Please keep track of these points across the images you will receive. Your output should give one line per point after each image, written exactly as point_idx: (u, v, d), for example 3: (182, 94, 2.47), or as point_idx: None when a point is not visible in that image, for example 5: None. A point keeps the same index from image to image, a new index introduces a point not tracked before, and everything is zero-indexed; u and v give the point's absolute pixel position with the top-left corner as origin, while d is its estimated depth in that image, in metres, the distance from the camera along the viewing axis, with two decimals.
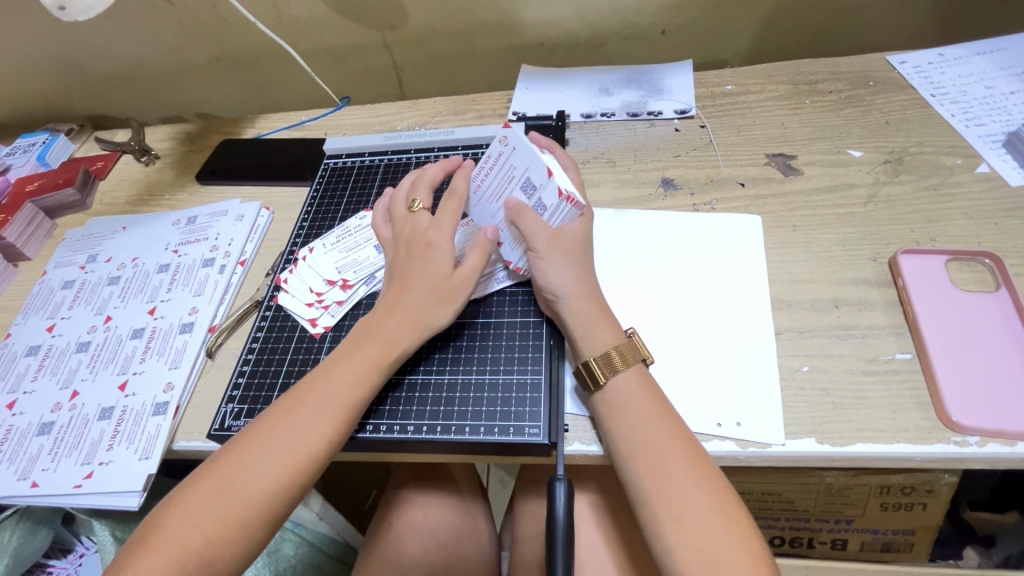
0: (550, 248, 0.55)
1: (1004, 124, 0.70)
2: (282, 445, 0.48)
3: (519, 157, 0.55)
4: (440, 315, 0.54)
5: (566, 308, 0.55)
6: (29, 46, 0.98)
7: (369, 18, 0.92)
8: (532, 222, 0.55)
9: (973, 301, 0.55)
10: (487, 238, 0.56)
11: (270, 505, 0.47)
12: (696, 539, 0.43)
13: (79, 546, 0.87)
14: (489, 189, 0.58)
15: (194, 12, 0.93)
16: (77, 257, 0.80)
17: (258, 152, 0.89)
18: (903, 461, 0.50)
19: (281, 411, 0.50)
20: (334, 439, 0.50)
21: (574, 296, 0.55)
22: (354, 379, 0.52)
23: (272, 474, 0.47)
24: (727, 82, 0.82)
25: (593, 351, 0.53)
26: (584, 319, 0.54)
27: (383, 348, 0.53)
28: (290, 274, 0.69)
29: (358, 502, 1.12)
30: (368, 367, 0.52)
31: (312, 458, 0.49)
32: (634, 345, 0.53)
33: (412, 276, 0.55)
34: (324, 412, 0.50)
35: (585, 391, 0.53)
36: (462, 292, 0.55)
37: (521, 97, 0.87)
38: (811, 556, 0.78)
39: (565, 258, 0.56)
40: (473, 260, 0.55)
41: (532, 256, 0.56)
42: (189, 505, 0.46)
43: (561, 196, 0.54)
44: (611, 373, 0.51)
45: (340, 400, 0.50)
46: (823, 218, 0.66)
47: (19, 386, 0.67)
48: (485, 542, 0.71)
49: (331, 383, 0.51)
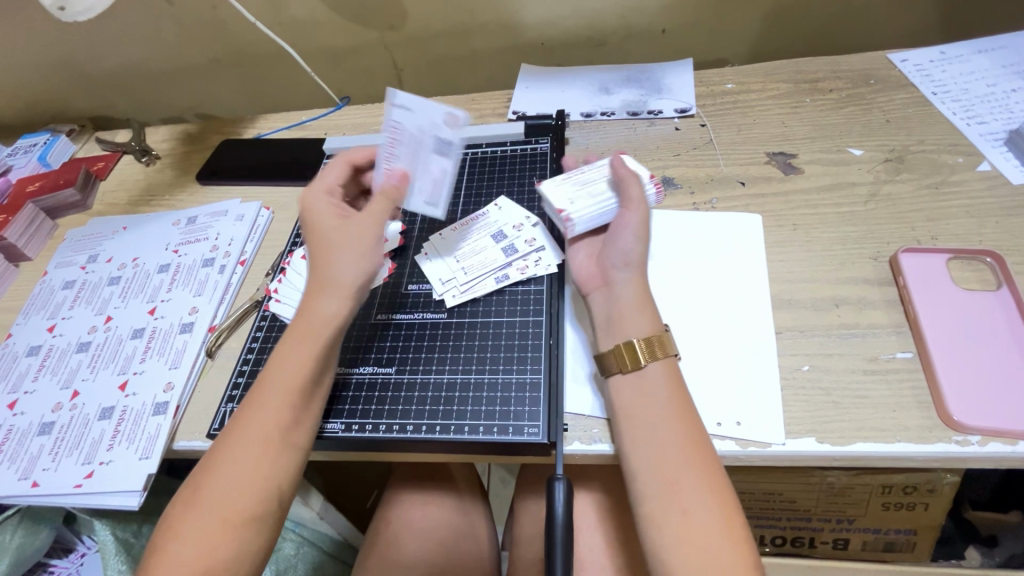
0: (642, 223, 0.58)
1: (1006, 122, 0.70)
2: (247, 439, 0.48)
3: (622, 165, 0.65)
4: (348, 263, 0.54)
5: (625, 275, 0.56)
6: (30, 48, 0.98)
7: (369, 18, 0.92)
8: (641, 187, 0.60)
9: (974, 299, 0.55)
10: (393, 185, 0.56)
11: (255, 502, 0.47)
12: (697, 542, 0.43)
13: (81, 545, 0.88)
14: (581, 176, 0.64)
15: (195, 13, 0.94)
16: (78, 258, 0.80)
17: (258, 152, 0.89)
18: (905, 461, 0.49)
19: (245, 408, 0.50)
20: (288, 423, 0.49)
21: (639, 273, 0.56)
22: (296, 360, 0.51)
23: (247, 470, 0.47)
24: (728, 81, 0.82)
25: (632, 331, 0.53)
26: (639, 295, 0.55)
27: (313, 323, 0.53)
28: (279, 283, 0.68)
29: (360, 501, 1.12)
30: (305, 344, 0.52)
31: (276, 445, 0.49)
32: (669, 338, 0.52)
33: (320, 236, 0.56)
34: (275, 397, 0.50)
35: (620, 368, 0.52)
36: (368, 235, 0.55)
37: (521, 96, 0.87)
38: (813, 556, 0.78)
39: (646, 230, 0.58)
40: (376, 209, 0.56)
41: (619, 216, 0.58)
42: (185, 513, 0.46)
43: (650, 180, 0.62)
44: (646, 359, 0.51)
45: (284, 385, 0.50)
46: (823, 217, 0.65)
47: (20, 386, 0.68)
48: (483, 540, 0.71)
49: (279, 369, 0.51)
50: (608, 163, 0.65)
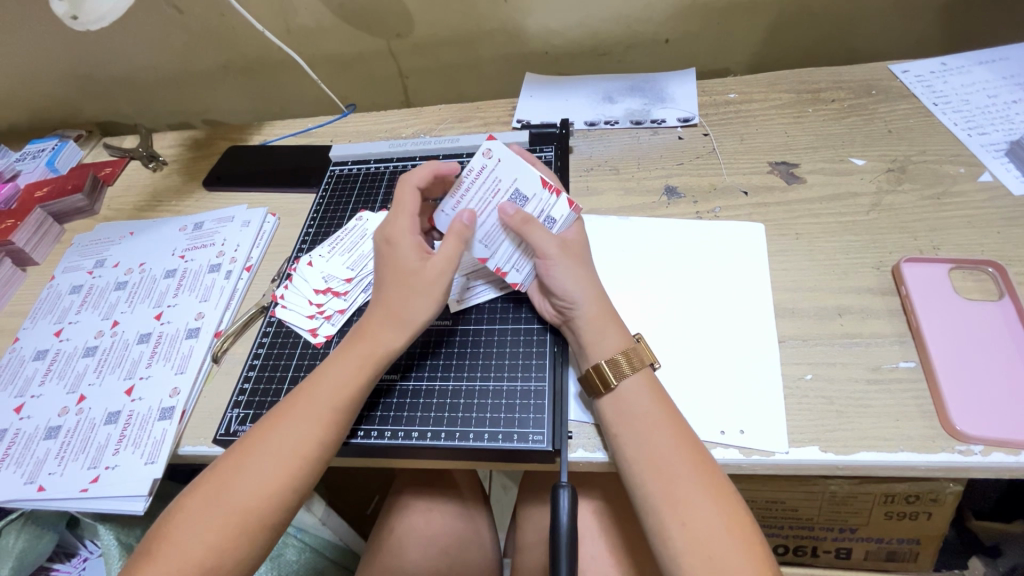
0: (560, 254, 0.56)
1: (1007, 133, 0.70)
2: (278, 451, 0.49)
3: (505, 170, 0.57)
4: (403, 301, 0.54)
5: (578, 314, 0.55)
6: (40, 55, 0.99)
7: (375, 27, 0.93)
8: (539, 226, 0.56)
9: (976, 309, 0.55)
10: (462, 224, 0.55)
11: (272, 509, 0.47)
12: (703, 545, 0.43)
13: (83, 550, 0.88)
14: (475, 204, 0.57)
15: (203, 21, 0.94)
16: (85, 262, 0.81)
17: (265, 159, 0.89)
18: (909, 470, 0.49)
19: (276, 416, 0.51)
20: (326, 443, 0.50)
21: (586, 300, 0.55)
22: (343, 382, 0.52)
23: (272, 481, 0.48)
24: (731, 91, 0.83)
25: (603, 356, 0.53)
26: (596, 323, 0.54)
27: (370, 351, 0.53)
28: (286, 289, 0.68)
29: (360, 507, 1.12)
30: (356, 367, 0.53)
31: (309, 461, 0.49)
32: (643, 349, 0.53)
33: (388, 276, 0.55)
34: (315, 415, 0.50)
35: (596, 395, 0.53)
36: (438, 278, 0.54)
37: (525, 104, 0.87)
38: (815, 565, 0.78)
39: (574, 262, 0.57)
40: (447, 249, 0.54)
41: (541, 262, 0.56)
42: (197, 511, 0.47)
43: (543, 185, 0.57)
44: (622, 375, 0.52)
45: (329, 405, 0.51)
46: (826, 226, 0.66)
47: (27, 389, 0.68)
48: (486, 545, 0.71)
49: (321, 386, 0.52)
50: (492, 168, 0.57)
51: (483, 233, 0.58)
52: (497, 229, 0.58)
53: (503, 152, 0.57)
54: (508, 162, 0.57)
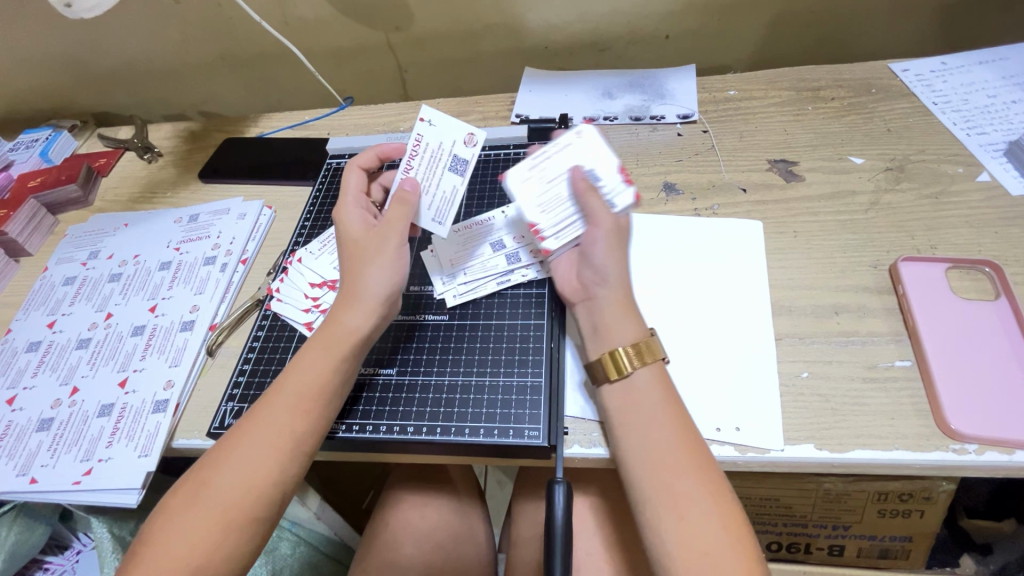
0: (611, 229, 0.55)
1: (1006, 133, 0.70)
2: (258, 442, 0.49)
3: (441, 134, 0.58)
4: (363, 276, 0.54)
5: (606, 292, 0.55)
6: (35, 43, 0.98)
7: (374, 19, 0.92)
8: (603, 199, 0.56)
9: (974, 309, 0.55)
10: (404, 190, 0.55)
11: (258, 504, 0.47)
12: (696, 542, 0.43)
13: (76, 542, 0.88)
14: (421, 176, 0.57)
15: (199, 12, 0.93)
16: (79, 253, 0.80)
17: (262, 151, 0.89)
18: (902, 468, 0.50)
19: (259, 410, 0.51)
20: (306, 430, 0.50)
21: (617, 282, 0.55)
22: (312, 368, 0.52)
23: (250, 473, 0.47)
24: (730, 88, 0.83)
25: (620, 341, 0.53)
26: (620, 307, 0.54)
27: (337, 335, 0.53)
28: (282, 283, 0.68)
29: (357, 501, 1.13)
30: (324, 357, 0.52)
31: (291, 454, 0.49)
32: (656, 343, 0.53)
33: (348, 253, 0.57)
34: (290, 404, 0.50)
35: (606, 381, 0.52)
36: (387, 244, 0.55)
37: (524, 99, 0.87)
38: (808, 562, 0.78)
39: (621, 244, 0.56)
40: (393, 216, 0.55)
41: (592, 228, 0.56)
42: (175, 514, 0.46)
43: (619, 172, 0.57)
44: (634, 365, 0.51)
45: (302, 394, 0.51)
46: (824, 224, 0.66)
47: (19, 381, 0.68)
48: (480, 540, 0.71)
49: (294, 376, 0.52)
50: (427, 138, 0.58)
51: (431, 206, 0.57)
52: (563, 197, 0.57)
53: (434, 118, 0.58)
54: (596, 145, 0.58)
